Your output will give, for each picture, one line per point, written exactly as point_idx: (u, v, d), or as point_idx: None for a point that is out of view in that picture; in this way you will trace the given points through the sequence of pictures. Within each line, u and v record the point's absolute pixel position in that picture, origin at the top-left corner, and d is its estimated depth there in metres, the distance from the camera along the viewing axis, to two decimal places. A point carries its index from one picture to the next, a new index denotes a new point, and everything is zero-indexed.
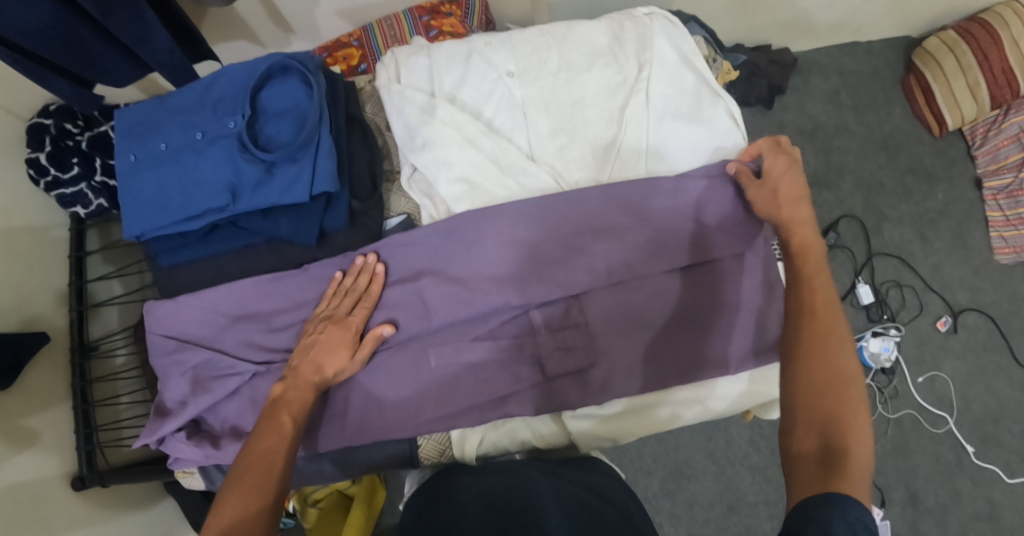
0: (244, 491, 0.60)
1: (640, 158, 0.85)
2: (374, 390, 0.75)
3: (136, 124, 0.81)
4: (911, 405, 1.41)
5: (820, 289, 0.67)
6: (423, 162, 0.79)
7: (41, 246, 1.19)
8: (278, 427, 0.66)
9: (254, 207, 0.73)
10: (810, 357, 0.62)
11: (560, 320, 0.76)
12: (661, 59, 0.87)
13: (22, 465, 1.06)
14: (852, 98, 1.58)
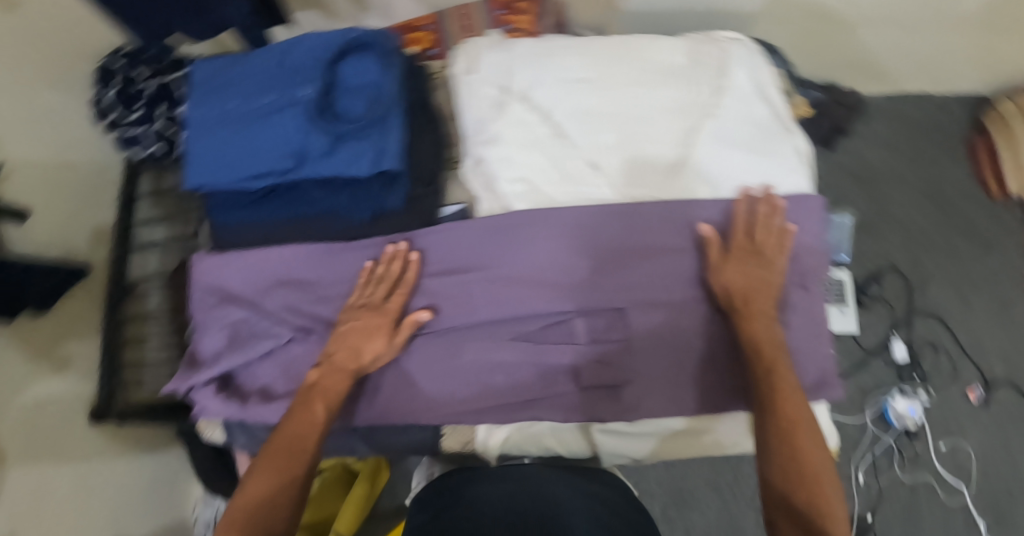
0: (271, 475, 0.66)
1: (703, 183, 0.84)
2: (405, 376, 0.76)
3: (212, 80, 0.82)
4: (929, 472, 1.38)
5: (785, 379, 0.72)
6: (486, 156, 0.79)
7: (91, 183, 1.36)
8: (313, 412, 0.70)
9: (317, 176, 0.74)
10: (785, 440, 0.69)
11: (603, 332, 0.76)
12: (737, 88, 0.88)
13: (42, 394, 1.19)
14: (913, 150, 1.55)
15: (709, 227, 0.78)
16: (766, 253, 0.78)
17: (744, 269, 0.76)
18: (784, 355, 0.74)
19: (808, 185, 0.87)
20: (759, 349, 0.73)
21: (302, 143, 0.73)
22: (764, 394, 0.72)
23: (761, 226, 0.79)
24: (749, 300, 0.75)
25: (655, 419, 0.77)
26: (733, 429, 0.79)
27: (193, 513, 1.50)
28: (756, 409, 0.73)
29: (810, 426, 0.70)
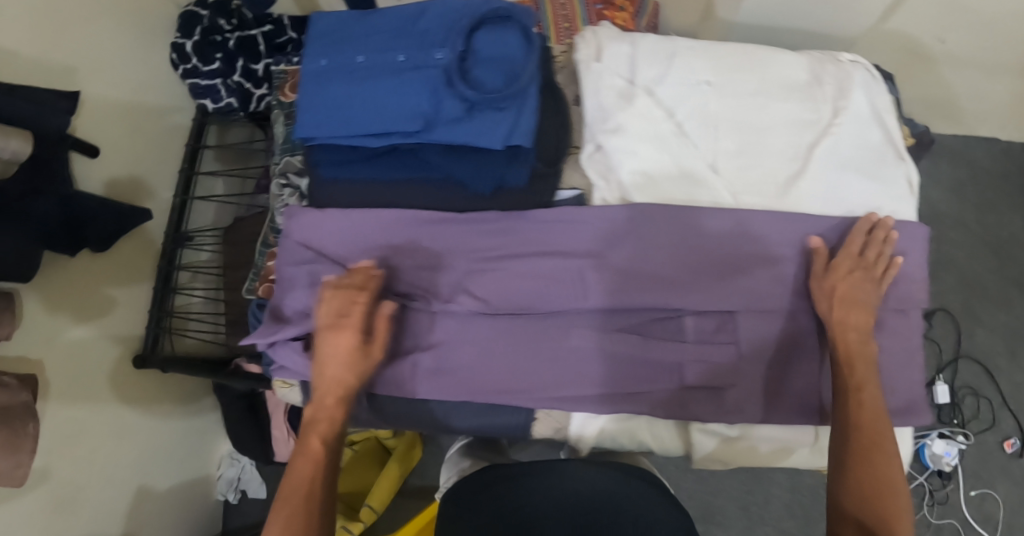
0: (288, 523, 0.68)
1: (817, 198, 0.84)
2: (504, 356, 0.75)
3: (332, 31, 0.80)
4: (957, 516, 1.38)
5: (869, 394, 0.72)
6: (611, 145, 0.79)
7: (160, 127, 1.36)
8: (313, 445, 0.73)
9: (443, 142, 0.72)
10: (865, 456, 0.70)
11: (711, 334, 0.76)
12: (855, 110, 0.88)
13: (91, 331, 1.24)
14: (977, 196, 1.53)
15: (819, 239, 0.77)
16: (874, 267, 0.78)
17: (848, 286, 0.75)
18: (874, 375, 0.73)
19: (913, 214, 0.88)
20: (852, 367, 0.73)
21: (434, 106, 0.72)
22: (844, 412, 0.72)
23: (858, 246, 0.78)
24: (849, 309, 0.75)
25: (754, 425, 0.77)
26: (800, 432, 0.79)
27: (217, 471, 1.55)
28: (839, 427, 0.73)
29: (886, 441, 0.71)
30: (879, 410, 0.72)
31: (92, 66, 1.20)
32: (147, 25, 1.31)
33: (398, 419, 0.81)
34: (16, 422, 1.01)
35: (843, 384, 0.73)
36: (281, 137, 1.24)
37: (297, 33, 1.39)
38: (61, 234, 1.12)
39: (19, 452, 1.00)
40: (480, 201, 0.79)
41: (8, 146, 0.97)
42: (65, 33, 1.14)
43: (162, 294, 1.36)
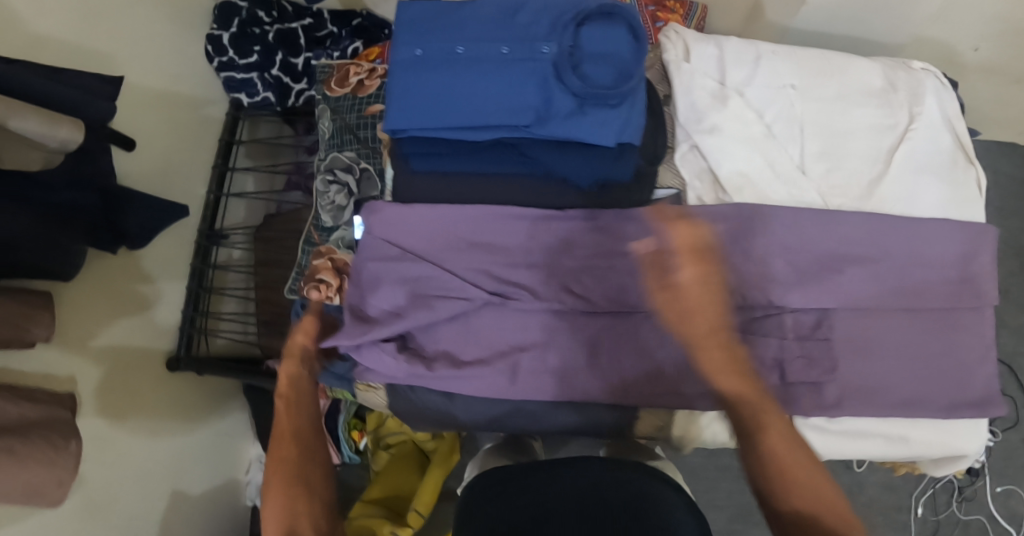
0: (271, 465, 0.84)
1: (896, 200, 0.86)
2: (611, 354, 0.77)
3: (427, 19, 0.77)
4: (983, 513, 1.39)
5: (775, 426, 0.71)
6: (709, 146, 0.81)
7: (196, 119, 1.32)
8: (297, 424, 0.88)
9: (554, 137, 0.72)
10: (783, 475, 0.70)
11: (810, 331, 0.79)
12: (930, 115, 0.89)
13: (126, 331, 1.20)
14: (1000, 200, 1.55)
15: (648, 242, 0.73)
16: (690, 259, 0.70)
17: (692, 306, 0.70)
18: (768, 402, 0.72)
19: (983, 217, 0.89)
20: (744, 403, 0.72)
21: (546, 101, 0.72)
22: (755, 448, 0.71)
23: (694, 257, 0.70)
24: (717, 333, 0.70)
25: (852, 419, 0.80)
26: (893, 426, 0.82)
27: (246, 476, 1.51)
28: (755, 461, 0.71)
29: (802, 468, 0.70)
30: (791, 432, 0.71)
31: (129, 55, 1.16)
32: (183, 14, 1.26)
33: (495, 419, 0.80)
34: (59, 436, 0.91)
35: (739, 424, 0.72)
36: (327, 133, 1.22)
37: (337, 28, 1.35)
38: (105, 232, 1.07)
39: (58, 467, 0.88)
40: (578, 198, 0.79)
41: (57, 134, 0.90)
42: (103, 20, 1.10)
43: (197, 292, 1.33)
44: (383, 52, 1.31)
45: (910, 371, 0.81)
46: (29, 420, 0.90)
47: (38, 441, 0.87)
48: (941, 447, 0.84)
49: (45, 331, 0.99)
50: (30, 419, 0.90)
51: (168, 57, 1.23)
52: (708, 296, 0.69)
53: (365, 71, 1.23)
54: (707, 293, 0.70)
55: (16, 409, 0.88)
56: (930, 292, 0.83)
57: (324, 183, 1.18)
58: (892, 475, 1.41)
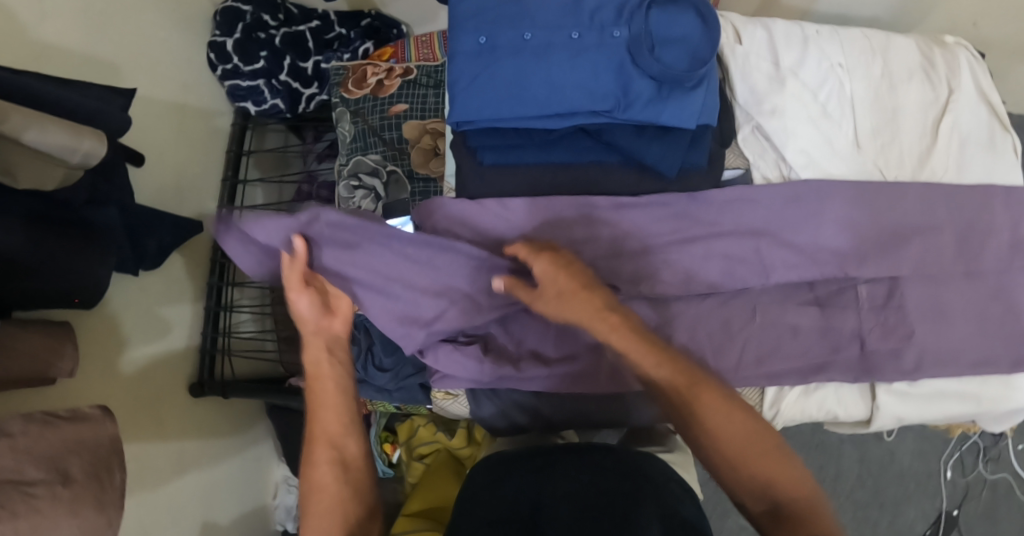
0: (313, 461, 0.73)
1: (948, 171, 0.87)
2: (696, 339, 0.78)
3: (491, 8, 0.75)
4: (1009, 470, 1.44)
5: (713, 411, 0.66)
6: (771, 127, 0.82)
7: (205, 131, 1.27)
8: (328, 407, 0.75)
9: (635, 121, 0.73)
10: (736, 457, 0.65)
11: (883, 300, 0.80)
12: (966, 88, 0.90)
13: (151, 357, 1.15)
14: None
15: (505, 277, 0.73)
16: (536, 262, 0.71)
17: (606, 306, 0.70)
18: (708, 386, 0.67)
19: None
20: (680, 399, 0.67)
21: (624, 85, 0.73)
22: (709, 430, 0.66)
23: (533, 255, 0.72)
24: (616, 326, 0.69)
25: (930, 382, 0.83)
26: (964, 386, 0.84)
27: (274, 500, 1.44)
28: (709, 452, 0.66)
29: (755, 443, 0.65)
30: (741, 410, 0.66)
31: (134, 64, 1.09)
32: (187, 23, 1.21)
33: (578, 411, 0.86)
34: (103, 466, 0.78)
35: (694, 427, 0.66)
36: (348, 136, 1.16)
37: (346, 29, 1.32)
38: (129, 256, 1.01)
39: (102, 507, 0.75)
40: (650, 185, 0.78)
41: (80, 147, 0.83)
42: (108, 27, 1.03)
43: (215, 311, 1.26)
44: (396, 50, 1.26)
45: (983, 335, 0.81)
46: (72, 445, 0.76)
47: (84, 479, 0.74)
48: (1009, 403, 0.85)
49: (70, 366, 0.91)
50: (73, 441, 0.76)
51: (177, 69, 1.18)
52: (578, 281, 0.70)
53: (384, 71, 1.18)
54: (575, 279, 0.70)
55: (59, 434, 0.74)
56: (999, 257, 0.83)
57: (348, 188, 1.12)
58: (922, 442, 1.45)
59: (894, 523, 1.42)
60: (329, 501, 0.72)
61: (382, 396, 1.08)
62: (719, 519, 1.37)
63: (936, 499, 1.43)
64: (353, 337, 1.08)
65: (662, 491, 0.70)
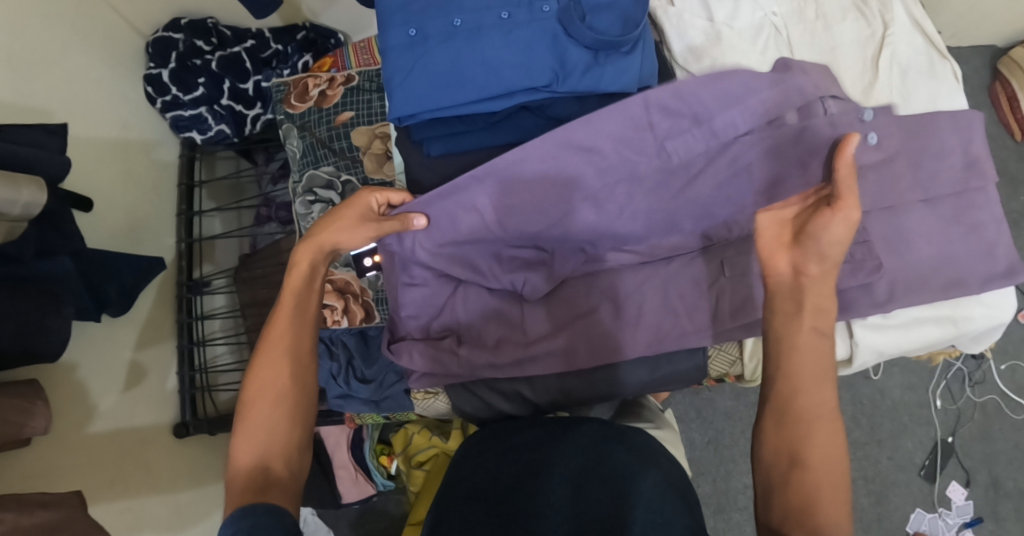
0: (270, 372, 0.70)
1: (890, 103, 0.88)
2: (664, 302, 0.81)
3: None
4: (995, 391, 1.48)
5: (819, 439, 0.59)
6: None
7: (154, 166, 1.25)
8: (301, 327, 0.73)
9: (578, 89, 0.73)
10: (802, 468, 0.58)
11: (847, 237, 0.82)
12: (900, 20, 0.91)
13: (132, 403, 1.12)
14: None
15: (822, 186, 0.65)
16: (845, 202, 0.61)
17: (815, 298, 0.61)
18: (827, 401, 0.59)
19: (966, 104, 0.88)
20: (780, 388, 0.61)
21: (561, 59, 0.73)
22: (791, 428, 0.60)
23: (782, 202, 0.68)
24: (822, 311, 0.60)
25: (903, 311, 0.85)
26: (938, 309, 0.86)
27: None
28: (770, 450, 0.60)
29: (833, 487, 0.57)
30: (834, 433, 0.59)
31: (70, 106, 1.06)
32: (119, 57, 1.17)
33: (564, 391, 0.84)
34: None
35: (778, 417, 0.61)
36: (298, 152, 1.14)
37: (282, 44, 1.29)
38: (90, 303, 0.97)
39: None
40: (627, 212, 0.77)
41: (20, 197, 0.81)
42: (38, 72, 1.00)
43: (189, 349, 1.23)
44: (336, 59, 1.22)
45: (950, 257, 0.83)
46: (52, 525, 0.75)
47: None
48: (985, 321, 0.86)
49: (44, 422, 0.88)
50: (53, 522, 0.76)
51: (117, 109, 1.16)
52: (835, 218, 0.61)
53: (326, 80, 1.15)
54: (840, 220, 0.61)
55: (35, 515, 0.74)
56: (955, 180, 0.84)
57: (304, 204, 1.10)
58: (908, 376, 1.48)
59: (894, 458, 1.44)
60: (274, 419, 0.69)
61: (370, 408, 1.06)
62: (725, 479, 1.37)
63: (930, 429, 1.45)
64: (333, 355, 1.07)
65: (654, 463, 0.72)
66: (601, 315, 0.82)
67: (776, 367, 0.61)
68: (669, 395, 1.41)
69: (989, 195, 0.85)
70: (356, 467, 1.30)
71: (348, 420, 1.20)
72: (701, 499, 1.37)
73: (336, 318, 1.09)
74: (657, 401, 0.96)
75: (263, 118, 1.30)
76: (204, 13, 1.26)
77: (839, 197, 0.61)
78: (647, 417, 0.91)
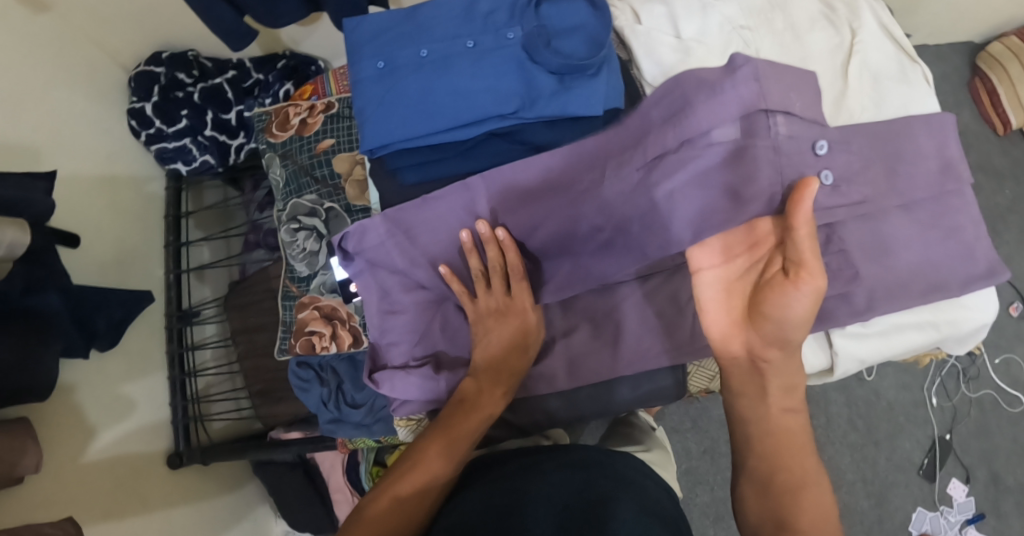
0: (433, 448, 0.78)
1: (863, 110, 0.88)
2: (647, 321, 0.82)
3: (392, 30, 0.82)
4: (991, 386, 1.48)
5: (805, 503, 0.68)
6: None
7: (141, 199, 1.26)
8: (468, 420, 0.78)
9: (546, 116, 0.79)
10: (790, 527, 0.67)
11: (823, 247, 0.83)
12: (869, 26, 0.91)
13: (124, 435, 1.12)
14: (940, 97, 1.57)
15: (767, 224, 0.71)
16: (807, 273, 0.66)
17: (781, 374, 0.71)
18: (807, 464, 0.70)
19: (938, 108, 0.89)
20: (769, 456, 0.70)
21: (528, 86, 0.79)
22: (777, 493, 0.69)
23: (722, 253, 0.73)
24: (788, 392, 0.71)
25: (885, 318, 0.85)
26: (920, 315, 0.86)
27: None
28: (761, 518, 0.69)
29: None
30: (815, 490, 0.68)
31: (54, 144, 1.07)
32: (100, 91, 1.18)
33: (547, 412, 0.85)
34: None
35: (764, 481, 0.70)
36: (281, 181, 1.14)
37: (264, 74, 1.30)
38: (77, 339, 0.97)
39: None
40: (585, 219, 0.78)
41: (3, 238, 0.83)
42: (22, 112, 1.02)
43: (181, 379, 1.24)
44: (316, 87, 1.21)
45: (929, 261, 0.83)
46: None
47: None
48: (966, 325, 0.86)
49: (36, 460, 0.89)
50: None
51: (106, 144, 1.18)
52: (791, 291, 0.67)
53: (306, 109, 1.15)
54: (792, 293, 0.67)
55: None
56: (931, 183, 0.84)
57: (289, 232, 1.11)
58: (902, 375, 1.47)
59: (891, 458, 1.44)
60: (408, 485, 0.76)
61: (361, 432, 1.07)
62: (722, 488, 1.37)
63: (927, 427, 1.45)
64: (323, 381, 1.09)
65: (639, 487, 0.73)
66: (581, 335, 0.83)
67: (766, 433, 0.71)
68: (663, 407, 1.41)
69: (966, 199, 0.86)
70: (352, 491, 1.28)
71: (340, 446, 1.20)
72: (700, 509, 1.37)
73: (324, 344, 1.08)
74: (647, 418, 0.97)
75: (246, 147, 1.30)
76: (184, 45, 1.27)
77: (802, 270, 0.65)
78: (638, 439, 0.91)
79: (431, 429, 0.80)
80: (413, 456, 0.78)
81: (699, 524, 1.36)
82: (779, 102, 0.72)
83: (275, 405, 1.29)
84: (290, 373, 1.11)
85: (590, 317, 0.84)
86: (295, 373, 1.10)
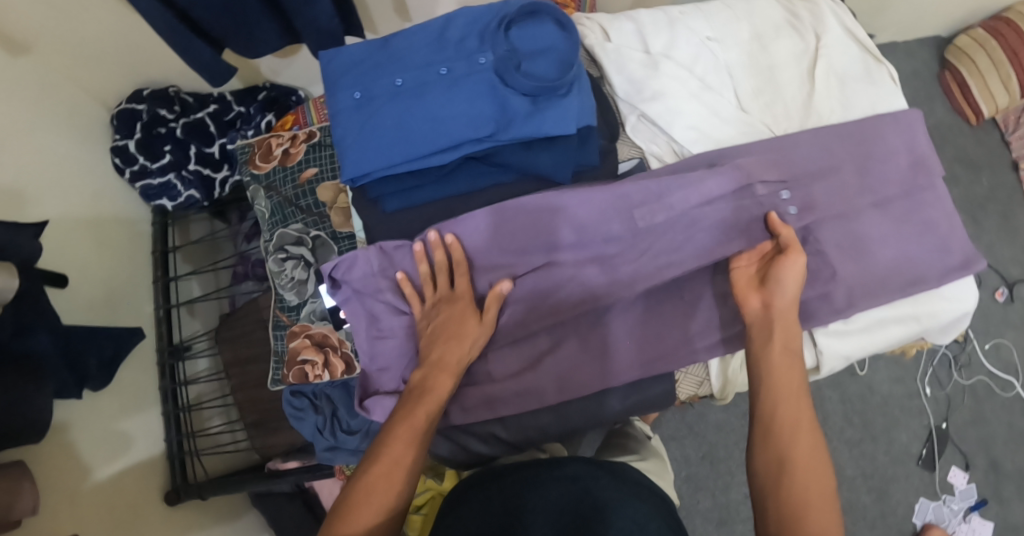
0: (397, 441, 0.72)
1: (832, 113, 0.90)
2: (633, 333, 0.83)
3: (366, 59, 0.84)
4: (982, 372, 1.49)
5: (800, 447, 0.69)
6: (654, 110, 0.88)
7: (130, 236, 1.27)
8: (426, 408, 0.75)
9: (521, 138, 0.81)
10: (784, 475, 0.68)
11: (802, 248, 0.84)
12: (832, 31, 0.94)
13: (119, 472, 1.12)
14: (911, 92, 1.60)
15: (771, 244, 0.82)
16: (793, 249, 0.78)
17: (785, 327, 0.76)
18: (805, 417, 0.71)
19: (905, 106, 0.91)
20: (774, 409, 0.72)
21: (502, 109, 0.81)
22: (776, 443, 0.70)
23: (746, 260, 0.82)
24: (790, 335, 0.76)
25: (865, 314, 0.87)
26: (902, 308, 0.87)
27: None
28: (760, 463, 0.70)
29: (814, 484, 0.67)
30: (811, 441, 0.70)
31: (40, 185, 1.08)
32: (83, 130, 1.19)
33: (539, 430, 0.85)
34: None
35: (765, 425, 0.71)
36: (266, 212, 1.14)
37: (244, 106, 1.32)
38: (69, 379, 0.96)
39: None
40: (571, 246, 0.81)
41: None
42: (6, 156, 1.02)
43: (175, 414, 1.23)
44: (297, 117, 1.24)
45: (907, 256, 0.85)
46: None
47: None
48: (946, 314, 0.88)
49: (32, 502, 0.88)
50: None
51: (91, 182, 1.19)
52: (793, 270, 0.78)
53: (287, 139, 1.17)
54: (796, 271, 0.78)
55: None
56: (903, 179, 0.86)
57: (276, 262, 1.11)
58: (894, 367, 1.49)
59: (890, 451, 1.45)
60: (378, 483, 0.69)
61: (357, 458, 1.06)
62: (724, 492, 1.38)
63: (923, 418, 1.46)
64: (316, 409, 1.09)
65: (635, 492, 0.74)
66: (569, 348, 0.83)
67: (764, 380, 0.73)
68: (659, 414, 1.41)
69: (937, 193, 0.88)
70: None
71: (337, 474, 1.21)
72: (703, 515, 1.36)
73: (316, 372, 1.09)
74: (642, 428, 0.97)
75: (230, 180, 1.32)
76: (165, 81, 1.28)
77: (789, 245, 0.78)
78: (634, 449, 0.92)
79: (388, 427, 0.73)
80: (375, 457, 0.71)
81: (703, 531, 1.36)
82: (760, 173, 0.82)
83: (270, 435, 1.29)
84: (284, 402, 1.10)
85: (575, 330, 0.84)
86: (289, 403, 1.10)
